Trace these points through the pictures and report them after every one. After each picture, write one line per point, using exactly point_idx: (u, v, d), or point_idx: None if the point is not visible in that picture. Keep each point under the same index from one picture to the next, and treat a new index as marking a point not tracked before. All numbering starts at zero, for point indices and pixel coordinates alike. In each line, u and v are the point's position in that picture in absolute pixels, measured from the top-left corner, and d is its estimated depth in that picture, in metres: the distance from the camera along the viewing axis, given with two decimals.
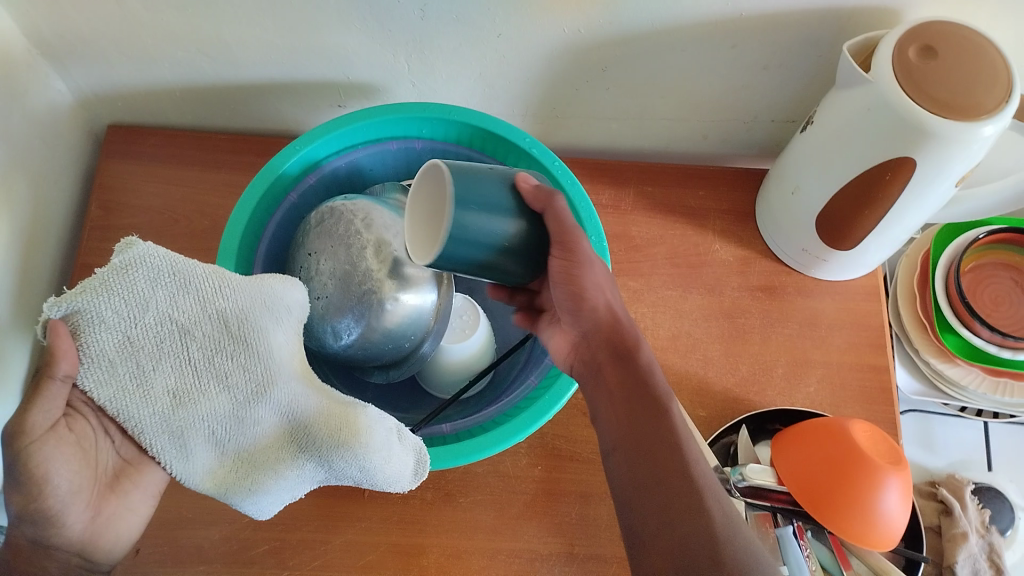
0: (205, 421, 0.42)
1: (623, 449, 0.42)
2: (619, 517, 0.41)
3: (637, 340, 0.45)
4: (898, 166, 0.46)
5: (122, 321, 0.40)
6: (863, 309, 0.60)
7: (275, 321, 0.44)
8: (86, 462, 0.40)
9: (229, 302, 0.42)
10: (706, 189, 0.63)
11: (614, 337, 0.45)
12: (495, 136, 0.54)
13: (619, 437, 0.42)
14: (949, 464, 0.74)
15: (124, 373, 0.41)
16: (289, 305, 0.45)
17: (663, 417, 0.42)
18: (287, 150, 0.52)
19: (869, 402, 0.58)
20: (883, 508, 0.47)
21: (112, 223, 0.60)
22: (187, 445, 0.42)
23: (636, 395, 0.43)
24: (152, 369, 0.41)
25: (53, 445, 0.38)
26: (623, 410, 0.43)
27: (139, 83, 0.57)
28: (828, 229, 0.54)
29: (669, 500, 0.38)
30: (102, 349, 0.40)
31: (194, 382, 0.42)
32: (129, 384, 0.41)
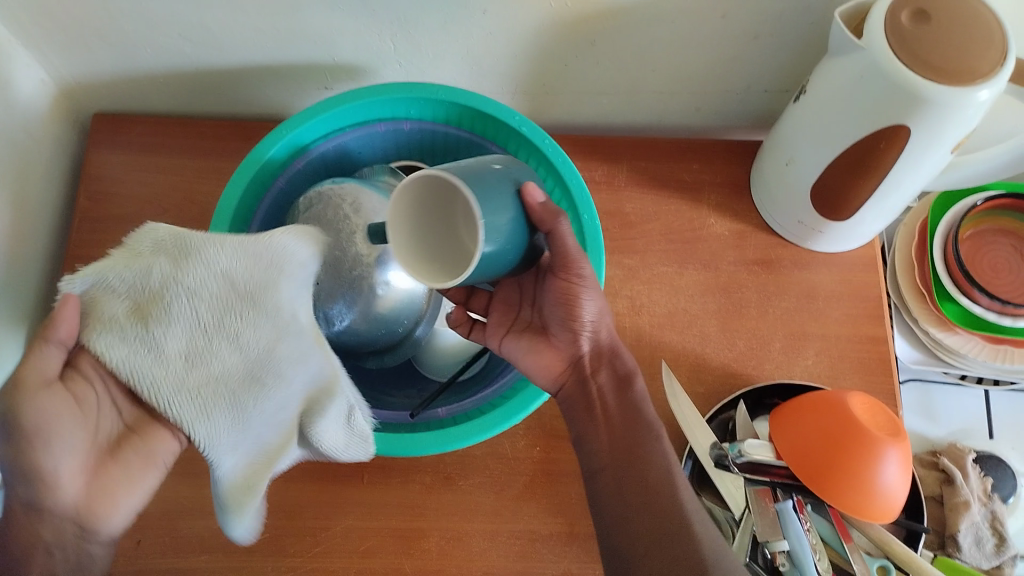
0: (217, 377, 0.41)
1: (613, 471, 0.45)
2: (608, 541, 0.44)
3: (632, 370, 0.47)
4: (893, 134, 0.45)
5: (132, 287, 0.40)
6: (861, 280, 0.60)
7: (280, 278, 0.44)
8: (86, 426, 0.38)
9: (233, 260, 0.42)
10: (700, 162, 0.63)
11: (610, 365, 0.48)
12: (484, 115, 0.53)
13: (609, 457, 0.45)
14: (950, 433, 0.74)
15: (135, 337, 0.39)
16: (296, 266, 0.45)
17: (656, 441, 0.45)
18: (273, 134, 0.51)
19: (868, 373, 0.58)
20: (883, 479, 0.47)
21: (101, 214, 0.59)
22: (207, 408, 0.40)
23: (630, 425, 0.45)
24: (164, 333, 0.40)
25: (47, 401, 0.37)
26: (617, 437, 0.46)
27: (122, 70, 0.57)
28: (823, 200, 0.54)
29: (658, 531, 0.42)
30: (112, 315, 0.40)
31: (206, 341, 0.41)
32: (141, 347, 0.39)
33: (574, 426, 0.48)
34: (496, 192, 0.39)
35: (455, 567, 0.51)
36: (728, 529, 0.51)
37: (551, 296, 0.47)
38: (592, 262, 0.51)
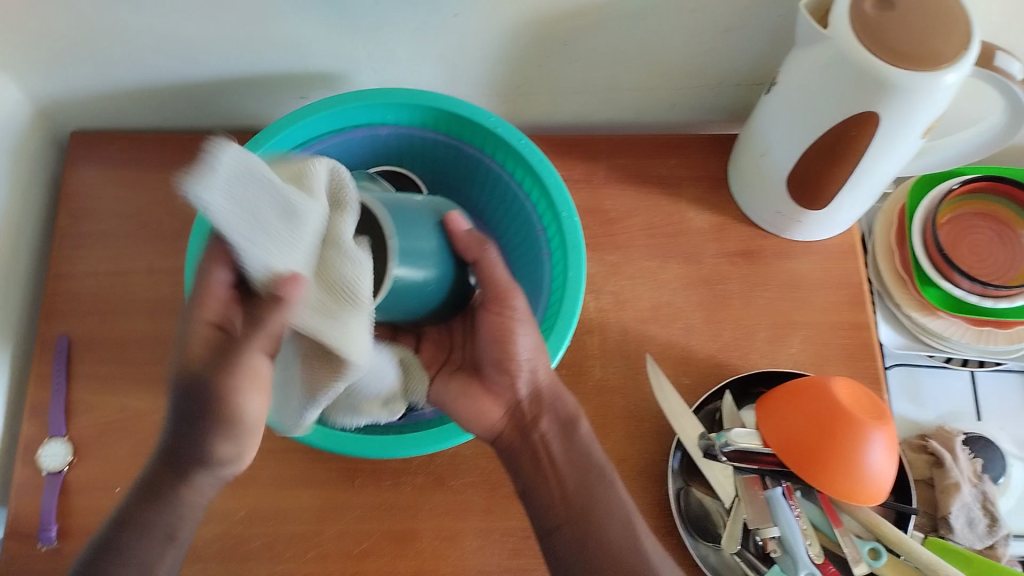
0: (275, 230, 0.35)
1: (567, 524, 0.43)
2: None
3: (577, 415, 0.47)
4: (864, 121, 0.46)
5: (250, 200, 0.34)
6: (841, 267, 0.61)
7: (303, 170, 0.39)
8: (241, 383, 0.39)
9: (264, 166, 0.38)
10: (678, 157, 0.63)
11: (556, 409, 0.47)
12: (461, 118, 0.54)
13: (563, 512, 0.44)
14: (938, 416, 0.75)
15: (238, 232, 0.33)
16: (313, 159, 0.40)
17: (609, 487, 0.44)
18: (250, 145, 0.51)
19: (852, 359, 0.58)
20: (868, 462, 0.47)
21: (83, 231, 0.59)
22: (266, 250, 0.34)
23: (583, 469, 0.45)
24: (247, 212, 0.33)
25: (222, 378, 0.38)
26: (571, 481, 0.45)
27: (99, 87, 0.57)
28: (799, 188, 0.54)
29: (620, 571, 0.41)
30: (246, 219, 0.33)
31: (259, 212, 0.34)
32: (245, 234, 0.32)
33: (518, 481, 0.46)
34: (414, 222, 0.46)
35: (449, 567, 0.51)
36: (720, 518, 0.52)
37: (488, 335, 0.47)
38: (572, 258, 0.51)
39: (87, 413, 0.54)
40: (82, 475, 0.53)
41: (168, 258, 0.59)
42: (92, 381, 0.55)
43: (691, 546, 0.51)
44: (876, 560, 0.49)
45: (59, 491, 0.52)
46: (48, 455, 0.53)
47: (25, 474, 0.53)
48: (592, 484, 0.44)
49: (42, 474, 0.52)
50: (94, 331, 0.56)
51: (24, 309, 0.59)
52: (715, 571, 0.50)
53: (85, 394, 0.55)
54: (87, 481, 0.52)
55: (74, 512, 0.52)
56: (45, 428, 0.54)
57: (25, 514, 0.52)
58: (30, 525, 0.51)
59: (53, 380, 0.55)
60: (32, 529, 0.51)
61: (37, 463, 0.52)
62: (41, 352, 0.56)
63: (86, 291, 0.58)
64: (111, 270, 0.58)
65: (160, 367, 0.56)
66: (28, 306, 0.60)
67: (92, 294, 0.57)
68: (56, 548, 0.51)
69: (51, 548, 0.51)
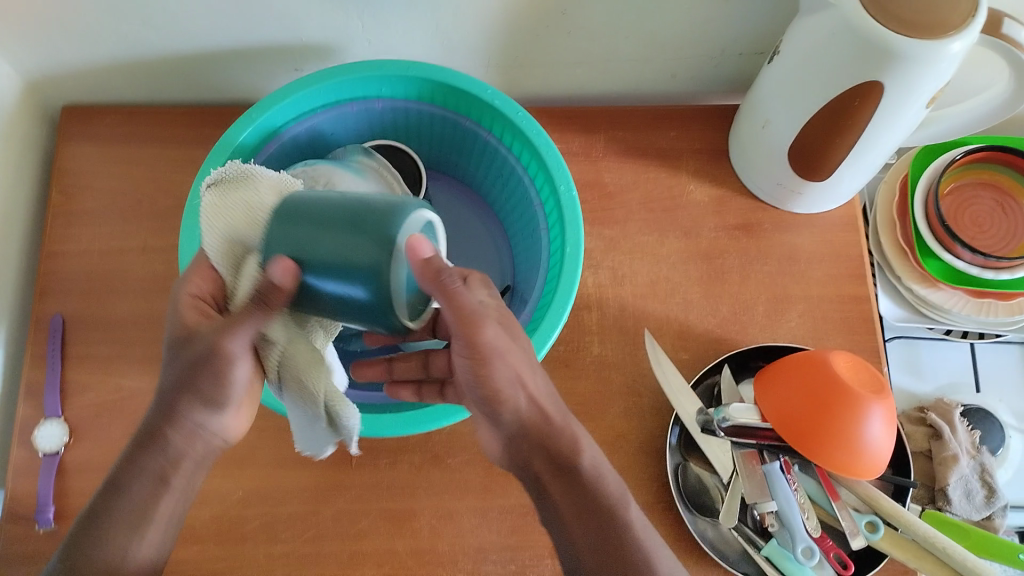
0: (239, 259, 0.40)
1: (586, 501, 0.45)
2: None
3: (574, 442, 0.42)
4: (866, 91, 0.45)
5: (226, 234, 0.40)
6: (842, 241, 0.60)
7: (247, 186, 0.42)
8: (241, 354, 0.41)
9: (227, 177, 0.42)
10: (677, 129, 0.62)
11: (548, 442, 0.43)
12: (456, 90, 0.53)
13: (585, 552, 0.41)
14: (937, 388, 0.74)
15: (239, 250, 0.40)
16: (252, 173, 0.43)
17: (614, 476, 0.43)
18: (243, 119, 0.50)
19: (852, 333, 0.58)
20: (868, 437, 0.47)
21: (75, 208, 0.58)
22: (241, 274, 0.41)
23: (591, 502, 0.42)
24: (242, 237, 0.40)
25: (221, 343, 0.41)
26: (575, 513, 0.42)
27: (86, 61, 0.56)
28: (800, 161, 0.53)
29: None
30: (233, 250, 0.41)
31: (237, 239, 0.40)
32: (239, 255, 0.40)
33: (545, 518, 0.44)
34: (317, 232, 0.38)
35: (448, 544, 0.51)
36: (717, 493, 0.52)
37: (466, 377, 0.43)
38: (570, 233, 0.50)
39: (82, 392, 0.54)
40: (78, 455, 0.52)
41: (161, 235, 0.58)
42: (87, 361, 0.55)
43: (689, 521, 0.50)
44: (874, 533, 0.49)
45: (56, 472, 0.52)
46: (43, 436, 0.52)
47: (21, 455, 0.52)
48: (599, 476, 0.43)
49: (38, 455, 0.52)
50: (88, 311, 0.56)
51: (17, 289, 0.58)
52: (713, 546, 0.50)
53: (81, 374, 0.54)
54: (83, 462, 0.52)
55: (72, 493, 0.52)
56: (41, 409, 0.53)
57: (22, 495, 0.51)
58: (27, 507, 0.51)
59: (47, 361, 0.55)
60: (30, 511, 0.51)
61: (33, 444, 0.52)
62: (36, 333, 0.55)
63: (79, 270, 0.57)
64: (104, 248, 0.58)
65: (155, 347, 0.55)
66: (21, 284, 0.59)
67: (85, 273, 0.57)
68: (54, 528, 0.51)
69: (49, 530, 0.51)
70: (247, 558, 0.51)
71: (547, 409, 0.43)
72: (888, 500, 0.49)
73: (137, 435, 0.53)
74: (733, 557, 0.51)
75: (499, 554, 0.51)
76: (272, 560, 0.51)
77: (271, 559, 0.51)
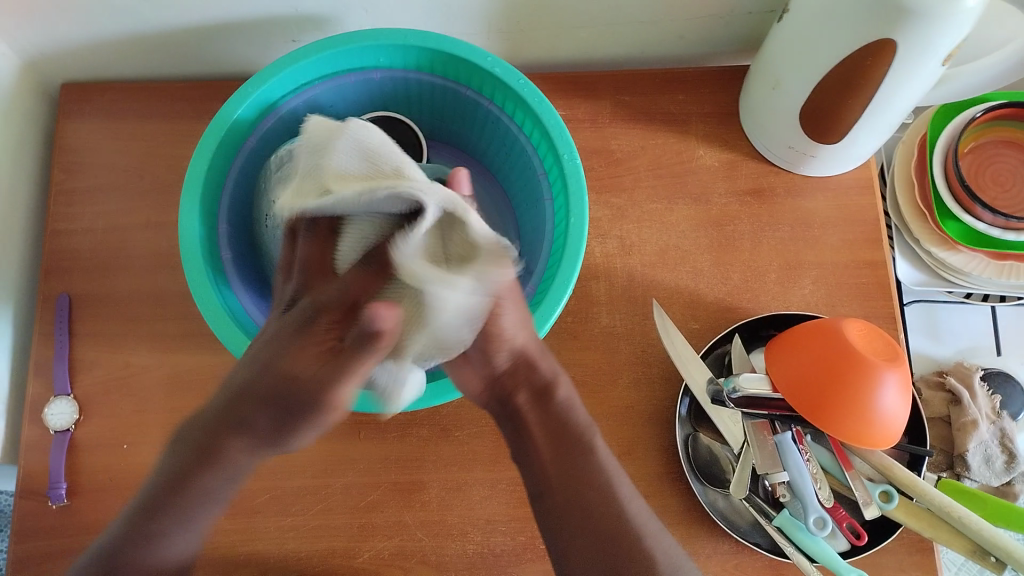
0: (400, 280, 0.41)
1: (555, 497, 0.47)
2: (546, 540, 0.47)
3: (553, 379, 0.49)
4: (880, 50, 0.43)
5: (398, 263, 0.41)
6: (857, 204, 0.58)
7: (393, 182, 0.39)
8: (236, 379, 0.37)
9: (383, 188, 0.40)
10: (686, 92, 0.61)
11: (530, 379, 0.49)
12: (456, 58, 0.51)
13: (555, 481, 0.47)
14: (957, 352, 0.73)
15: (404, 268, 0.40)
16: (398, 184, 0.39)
17: None
18: (239, 94, 0.49)
19: (867, 299, 0.57)
20: (880, 405, 0.46)
21: (78, 186, 0.58)
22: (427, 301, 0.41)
23: (561, 436, 0.48)
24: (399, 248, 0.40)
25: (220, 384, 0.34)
26: (546, 440, 0.48)
27: (84, 38, 0.55)
28: (813, 122, 0.52)
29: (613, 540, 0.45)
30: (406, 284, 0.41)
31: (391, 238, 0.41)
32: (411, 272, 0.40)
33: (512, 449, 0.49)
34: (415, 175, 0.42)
35: (457, 517, 0.51)
36: (728, 464, 0.52)
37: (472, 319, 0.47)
38: (574, 203, 0.48)
39: (91, 370, 0.54)
40: (87, 433, 0.53)
41: (164, 211, 0.58)
42: (94, 339, 0.55)
43: (698, 492, 0.50)
44: (888, 502, 0.48)
45: (67, 450, 0.52)
46: (54, 413, 0.53)
47: (33, 432, 0.53)
48: (578, 451, 0.47)
49: (49, 433, 0.53)
50: (93, 289, 0.56)
51: (22, 267, 0.59)
52: (723, 516, 0.50)
53: (88, 351, 0.55)
54: (94, 439, 0.53)
55: (82, 469, 0.52)
56: (51, 387, 0.54)
57: (33, 472, 0.52)
58: (40, 483, 0.52)
59: (55, 339, 0.55)
60: (42, 487, 0.52)
61: (45, 421, 0.53)
62: (42, 312, 0.56)
63: (83, 248, 0.57)
64: (107, 226, 0.57)
65: (161, 324, 0.55)
66: (28, 262, 0.59)
67: (90, 250, 0.57)
68: (67, 504, 0.51)
69: (61, 505, 0.51)
70: (259, 533, 0.51)
71: (535, 359, 0.49)
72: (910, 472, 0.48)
73: (146, 412, 0.53)
74: (744, 527, 0.51)
75: (507, 526, 0.51)
76: (282, 534, 0.51)
77: (282, 533, 0.51)
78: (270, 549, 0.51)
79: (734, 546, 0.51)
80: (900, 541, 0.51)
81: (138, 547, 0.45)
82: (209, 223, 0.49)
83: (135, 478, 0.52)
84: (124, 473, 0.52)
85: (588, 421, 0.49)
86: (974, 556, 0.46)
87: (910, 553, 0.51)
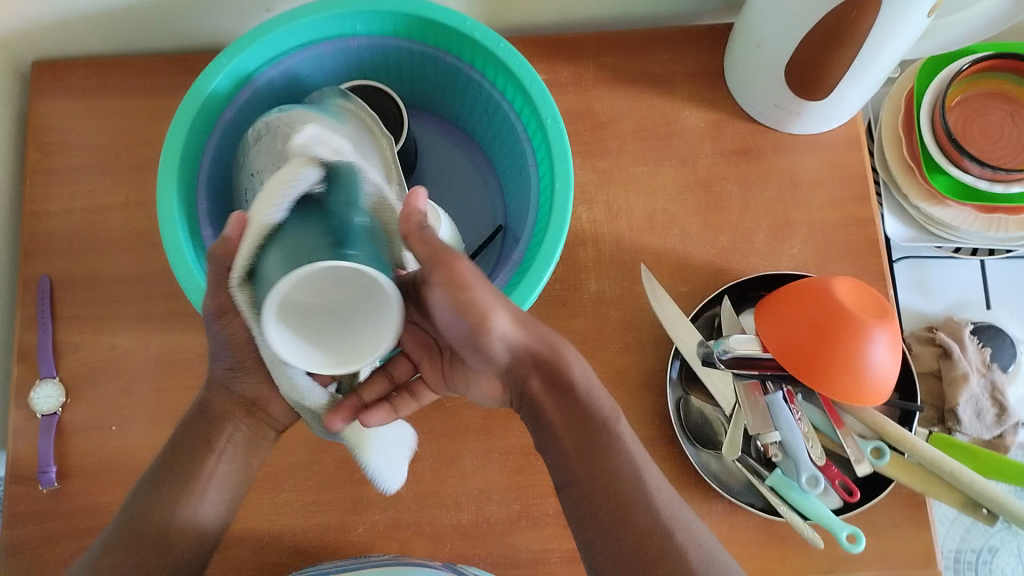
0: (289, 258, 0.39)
1: (576, 487, 0.40)
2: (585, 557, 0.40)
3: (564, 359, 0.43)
4: (864, 2, 0.42)
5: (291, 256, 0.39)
6: (845, 161, 0.58)
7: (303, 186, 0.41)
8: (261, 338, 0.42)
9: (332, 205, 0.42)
10: (670, 53, 0.60)
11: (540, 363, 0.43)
12: (434, 23, 0.50)
13: (569, 471, 0.41)
14: (946, 307, 0.74)
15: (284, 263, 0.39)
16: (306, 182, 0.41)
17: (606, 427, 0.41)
18: (213, 66, 0.48)
19: (856, 257, 0.56)
20: (870, 363, 0.45)
21: (54, 165, 0.57)
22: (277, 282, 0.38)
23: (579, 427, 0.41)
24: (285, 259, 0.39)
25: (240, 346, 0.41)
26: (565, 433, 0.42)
27: (52, 14, 0.54)
28: (798, 79, 0.51)
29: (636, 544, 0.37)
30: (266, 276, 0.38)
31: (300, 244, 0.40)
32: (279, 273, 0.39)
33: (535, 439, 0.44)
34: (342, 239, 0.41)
35: (451, 487, 0.51)
36: (720, 425, 0.52)
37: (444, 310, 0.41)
38: (559, 169, 0.48)
39: (76, 351, 0.54)
40: (75, 416, 0.53)
41: (143, 189, 0.57)
42: (78, 320, 0.54)
43: (691, 454, 0.50)
44: (879, 459, 0.48)
45: (55, 434, 0.52)
46: (40, 397, 0.52)
47: (20, 417, 0.53)
48: (592, 434, 0.41)
49: (36, 417, 0.52)
50: (74, 270, 0.55)
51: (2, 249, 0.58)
52: (716, 477, 0.50)
53: (72, 334, 0.54)
54: (82, 421, 0.52)
55: (72, 452, 0.52)
56: (36, 370, 0.53)
57: (22, 457, 0.52)
58: (29, 468, 0.52)
59: (38, 322, 0.54)
60: (32, 471, 0.51)
61: (31, 406, 0.52)
62: (24, 295, 0.55)
63: (62, 230, 0.56)
64: (86, 206, 0.56)
65: (144, 303, 0.55)
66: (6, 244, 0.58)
67: (69, 231, 0.56)
68: (58, 488, 0.51)
69: (52, 489, 0.51)
70: (252, 510, 0.51)
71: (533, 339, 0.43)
72: (906, 434, 0.48)
73: (134, 392, 0.53)
74: (737, 487, 0.51)
75: (501, 495, 0.51)
76: (277, 510, 0.51)
77: (276, 508, 0.51)
78: (265, 526, 0.51)
79: (727, 507, 0.51)
80: (892, 496, 0.51)
81: (173, 494, 0.44)
82: (187, 200, 0.48)
83: (126, 459, 0.52)
84: (114, 455, 0.52)
85: (612, 405, 0.43)
86: (966, 509, 0.46)
87: (903, 508, 0.51)
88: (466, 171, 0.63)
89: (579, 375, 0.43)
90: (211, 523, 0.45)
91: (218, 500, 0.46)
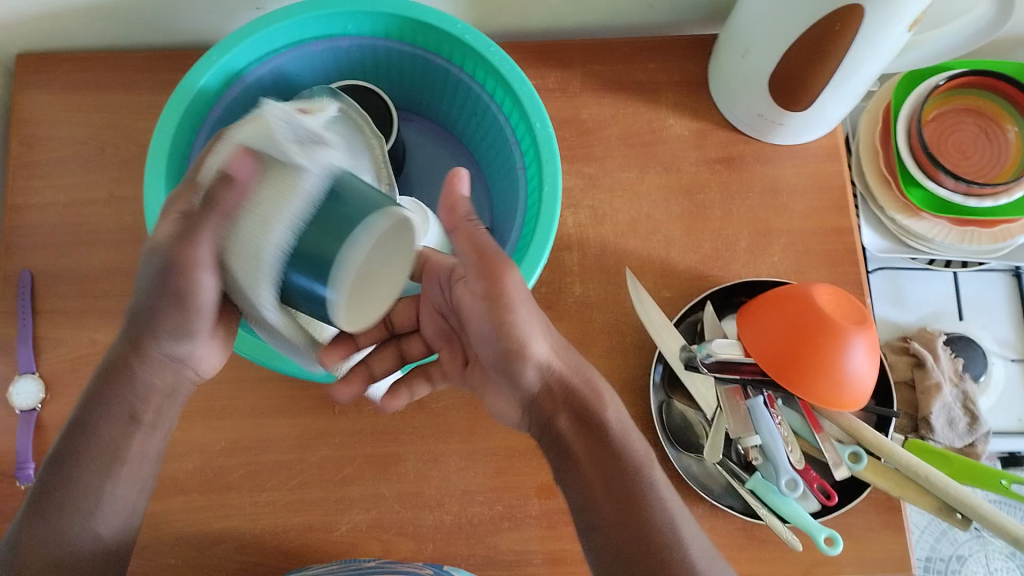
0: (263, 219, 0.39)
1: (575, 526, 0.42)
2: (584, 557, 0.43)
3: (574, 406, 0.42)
4: (846, 16, 0.43)
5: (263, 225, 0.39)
6: (825, 171, 0.59)
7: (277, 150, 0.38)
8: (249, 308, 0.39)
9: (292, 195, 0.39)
10: (656, 61, 0.61)
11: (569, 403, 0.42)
12: (424, 25, 0.51)
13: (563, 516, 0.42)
14: (920, 318, 0.75)
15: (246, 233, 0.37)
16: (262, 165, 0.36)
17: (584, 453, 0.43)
18: (204, 62, 0.48)
19: (834, 265, 0.57)
20: (849, 368, 0.46)
21: (36, 159, 0.57)
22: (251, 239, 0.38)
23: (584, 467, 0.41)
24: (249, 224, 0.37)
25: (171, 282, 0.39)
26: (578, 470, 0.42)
27: (38, 7, 0.53)
28: (781, 90, 0.52)
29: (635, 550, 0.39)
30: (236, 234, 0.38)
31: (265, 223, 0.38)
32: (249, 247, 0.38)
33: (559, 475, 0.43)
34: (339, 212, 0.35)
35: (434, 488, 0.52)
36: (702, 429, 0.52)
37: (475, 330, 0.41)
38: (547, 173, 0.48)
39: (55, 348, 0.53)
40: (54, 412, 0.52)
41: (126, 184, 0.56)
42: (57, 316, 0.54)
43: (673, 458, 0.51)
44: (857, 463, 0.49)
45: (33, 429, 0.51)
46: (19, 392, 0.52)
47: None
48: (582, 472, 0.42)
49: (14, 412, 0.52)
50: (56, 265, 0.55)
51: None
52: (698, 481, 0.51)
53: (52, 329, 0.54)
54: (60, 418, 0.52)
55: (50, 449, 0.51)
56: (15, 366, 0.53)
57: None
58: (5, 465, 0.51)
59: (18, 317, 0.53)
60: (8, 467, 0.51)
61: (9, 401, 0.52)
62: (4, 289, 0.54)
63: (44, 224, 0.55)
64: (68, 201, 0.56)
65: (128, 299, 0.54)
66: None
67: (51, 226, 0.55)
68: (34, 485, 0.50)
69: (29, 486, 0.50)
70: (233, 508, 0.51)
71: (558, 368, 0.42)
72: (896, 447, 0.48)
73: None
74: (718, 491, 0.51)
75: (484, 496, 0.51)
76: (257, 509, 0.51)
77: (257, 507, 0.51)
78: (246, 525, 0.50)
79: (709, 510, 0.52)
80: (869, 501, 0.52)
81: (71, 513, 0.39)
82: None
83: None
84: None
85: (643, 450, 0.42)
86: (941, 513, 0.47)
87: (878, 512, 0.52)
88: (455, 176, 0.64)
89: (613, 418, 0.41)
90: (121, 528, 0.41)
91: (122, 513, 0.41)
